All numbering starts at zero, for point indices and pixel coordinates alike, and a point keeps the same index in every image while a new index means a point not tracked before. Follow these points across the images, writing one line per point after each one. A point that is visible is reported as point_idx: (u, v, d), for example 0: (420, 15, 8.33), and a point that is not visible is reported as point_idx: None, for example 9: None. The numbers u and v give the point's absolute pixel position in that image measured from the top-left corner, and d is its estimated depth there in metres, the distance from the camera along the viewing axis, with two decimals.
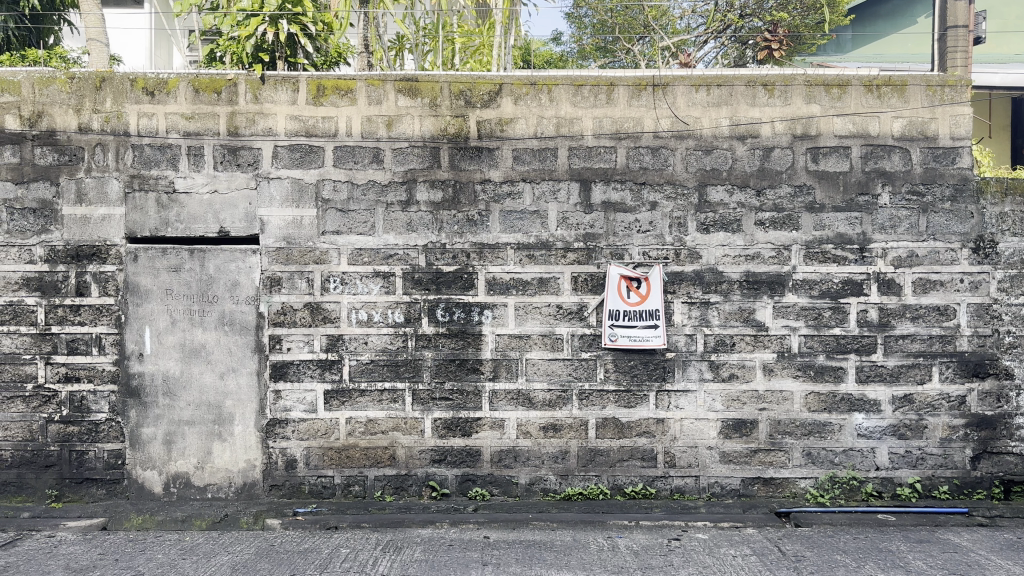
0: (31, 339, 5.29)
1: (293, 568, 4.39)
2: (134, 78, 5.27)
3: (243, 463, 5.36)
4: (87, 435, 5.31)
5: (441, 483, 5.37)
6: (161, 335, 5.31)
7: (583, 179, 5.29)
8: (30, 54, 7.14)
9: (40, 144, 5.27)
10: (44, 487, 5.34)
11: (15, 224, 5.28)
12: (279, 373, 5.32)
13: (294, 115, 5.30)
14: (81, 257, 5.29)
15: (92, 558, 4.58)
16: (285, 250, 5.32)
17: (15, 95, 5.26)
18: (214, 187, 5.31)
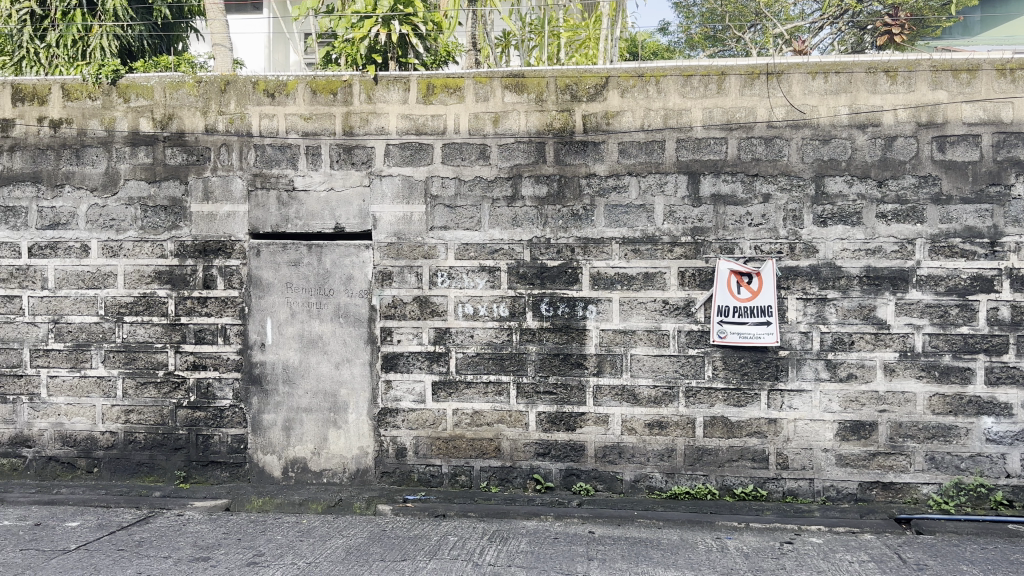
0: (162, 329, 5.62)
1: (403, 554, 4.51)
2: (256, 81, 5.51)
3: (356, 450, 5.55)
4: (213, 420, 5.61)
5: (545, 477, 5.39)
6: (281, 326, 5.54)
7: (692, 171, 5.19)
8: (164, 60, 7.59)
9: (171, 145, 5.59)
10: (173, 468, 5.67)
11: (149, 221, 5.62)
12: (390, 364, 5.47)
13: (405, 114, 5.43)
14: (208, 252, 5.59)
15: (217, 536, 4.84)
16: (396, 245, 5.46)
17: (148, 100, 5.61)
18: (330, 185, 5.51)
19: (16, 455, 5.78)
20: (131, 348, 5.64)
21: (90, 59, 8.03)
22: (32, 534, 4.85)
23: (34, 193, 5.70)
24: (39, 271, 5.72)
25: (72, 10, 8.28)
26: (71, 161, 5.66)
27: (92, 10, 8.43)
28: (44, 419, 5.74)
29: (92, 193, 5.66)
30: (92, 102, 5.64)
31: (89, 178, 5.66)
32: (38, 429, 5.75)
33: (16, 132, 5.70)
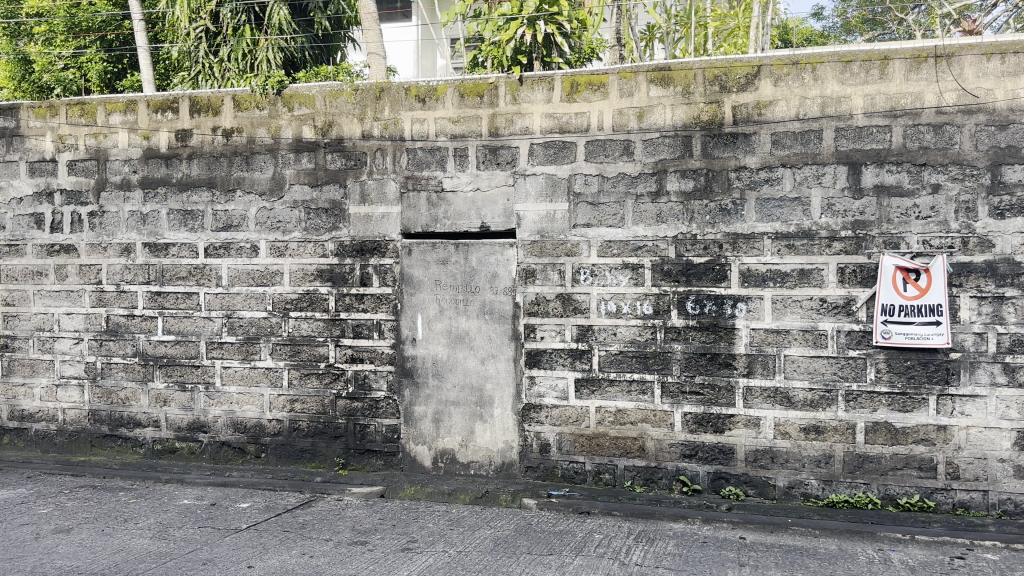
0: (323, 324, 5.95)
1: (550, 548, 4.56)
2: (408, 87, 5.74)
3: (502, 443, 5.65)
4: (369, 411, 5.89)
5: (692, 478, 5.29)
6: (431, 322, 5.74)
7: (851, 161, 4.95)
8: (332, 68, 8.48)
9: (331, 150, 5.92)
10: (333, 455, 5.99)
11: (311, 223, 5.97)
12: (534, 360, 5.55)
13: (549, 113, 5.49)
14: (364, 251, 5.86)
15: (374, 521, 5.08)
16: (539, 243, 5.52)
17: (310, 108, 5.96)
18: (477, 185, 5.64)
19: (193, 439, 6.29)
20: (295, 341, 6.01)
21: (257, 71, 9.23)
22: (209, 512, 5.27)
23: (210, 198, 6.18)
24: (214, 270, 6.20)
25: (241, 25, 9.50)
26: (242, 168, 6.10)
27: (260, 26, 9.65)
28: (219, 406, 6.21)
29: (260, 197, 6.08)
30: (260, 112, 6.07)
31: (257, 183, 6.08)
32: (213, 415, 6.23)
33: (194, 141, 6.21)
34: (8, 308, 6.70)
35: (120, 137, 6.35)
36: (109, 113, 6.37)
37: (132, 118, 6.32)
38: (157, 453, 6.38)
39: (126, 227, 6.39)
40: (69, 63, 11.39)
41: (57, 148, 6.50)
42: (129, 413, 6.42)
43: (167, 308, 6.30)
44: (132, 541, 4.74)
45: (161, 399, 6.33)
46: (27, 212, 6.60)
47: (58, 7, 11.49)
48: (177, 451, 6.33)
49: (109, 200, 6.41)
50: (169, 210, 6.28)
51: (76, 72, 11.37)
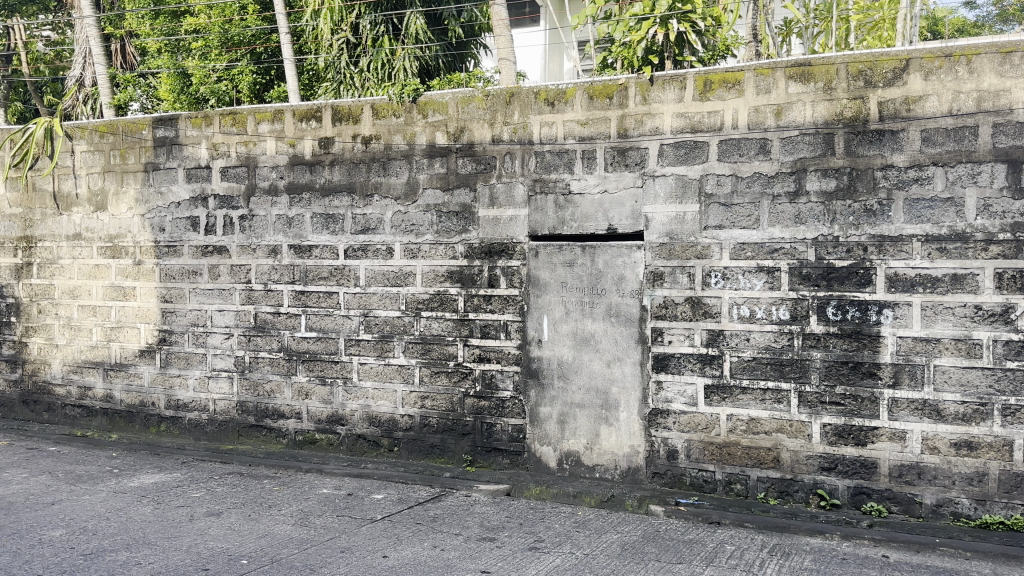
0: (453, 324, 6.09)
1: (679, 557, 4.48)
2: (538, 90, 5.80)
3: (628, 448, 5.59)
4: (496, 410, 5.97)
5: (831, 493, 5.06)
6: (557, 324, 5.76)
7: (1011, 159, 4.60)
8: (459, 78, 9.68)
9: (462, 155, 6.06)
10: (461, 452, 6.11)
11: (442, 226, 6.12)
12: (662, 364, 5.46)
13: (681, 112, 5.40)
14: (493, 253, 5.95)
15: (501, 519, 5.14)
16: (668, 245, 5.44)
17: (443, 114, 6.12)
18: (605, 187, 5.62)
19: (332, 431, 6.57)
20: (426, 340, 6.18)
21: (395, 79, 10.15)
22: (345, 502, 5.49)
23: (349, 202, 6.46)
24: (353, 271, 6.46)
25: (380, 37, 10.42)
26: (379, 173, 6.34)
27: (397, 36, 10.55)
28: (355, 401, 6.47)
29: (395, 201, 6.29)
30: (397, 119, 6.28)
31: (393, 187, 6.30)
32: (350, 409, 6.49)
33: (335, 148, 6.50)
34: (167, 305, 7.22)
35: (268, 145, 6.74)
36: (258, 123, 6.77)
37: (279, 127, 6.69)
38: (298, 444, 6.70)
39: (272, 230, 6.76)
40: (222, 76, 12.20)
41: (212, 155, 6.97)
42: (274, 405, 6.78)
43: (309, 306, 6.62)
44: (276, 526, 5.00)
45: (303, 392, 6.66)
46: (185, 215, 7.11)
47: (213, 23, 12.31)
48: (316, 442, 6.63)
49: (258, 204, 6.81)
50: (312, 213, 6.60)
51: (228, 85, 12.15)
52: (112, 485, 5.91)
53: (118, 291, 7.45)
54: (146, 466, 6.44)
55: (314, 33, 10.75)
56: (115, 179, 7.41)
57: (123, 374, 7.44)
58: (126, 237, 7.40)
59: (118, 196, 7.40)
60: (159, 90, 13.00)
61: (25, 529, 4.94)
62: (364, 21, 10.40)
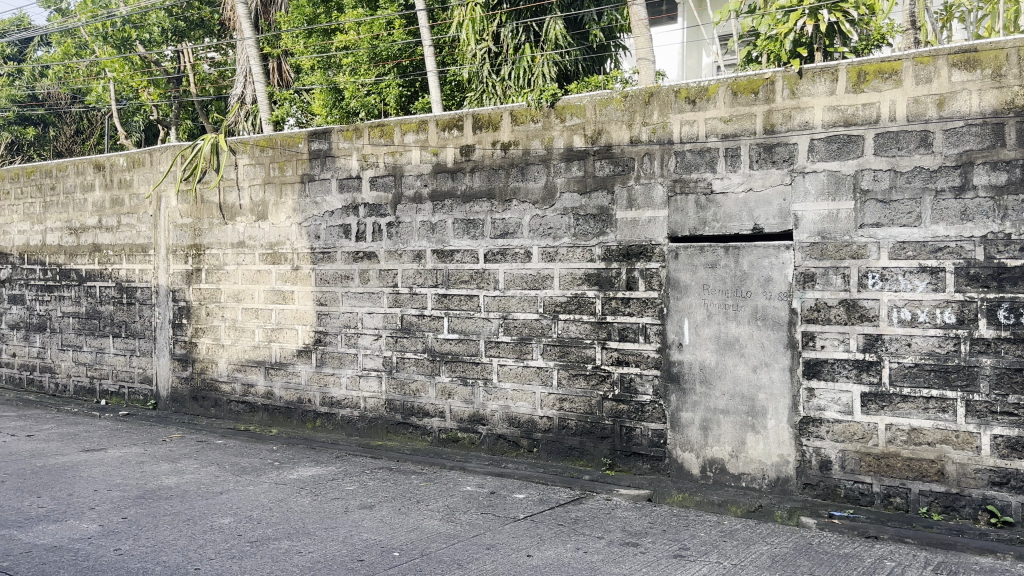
0: (590, 327, 6.08)
1: (835, 572, 4.27)
2: (678, 89, 5.71)
3: (776, 457, 5.38)
4: (635, 414, 5.91)
5: (1003, 509, 4.68)
6: (699, 327, 5.63)
7: None
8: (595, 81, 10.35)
9: (600, 157, 6.05)
10: (600, 455, 6.09)
11: (580, 228, 6.13)
12: (813, 371, 5.24)
13: (832, 106, 5.17)
14: (632, 255, 5.90)
15: (644, 524, 5.09)
16: (819, 245, 5.21)
17: (581, 117, 6.14)
18: (750, 185, 5.45)
19: (473, 431, 6.71)
20: (564, 343, 6.20)
21: (535, 83, 10.80)
22: (489, 500, 5.59)
23: (488, 207, 6.59)
24: (492, 274, 6.58)
25: (521, 45, 11.11)
26: (518, 178, 6.43)
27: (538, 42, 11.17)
28: (496, 401, 6.58)
29: (534, 206, 6.35)
30: (535, 125, 6.36)
31: (531, 192, 6.37)
32: (490, 410, 6.62)
33: (475, 155, 6.65)
34: (321, 307, 7.61)
35: (413, 154, 7.00)
36: (404, 134, 7.04)
37: (423, 137, 6.93)
38: (442, 442, 6.89)
39: (417, 235, 6.99)
40: (371, 90, 12.75)
41: (361, 166, 7.31)
42: (419, 404, 7.01)
43: (451, 309, 6.80)
44: (424, 521, 5.16)
45: (446, 392, 6.84)
46: (338, 223, 7.48)
47: (361, 40, 12.94)
48: (459, 441, 6.79)
49: (404, 212, 7.07)
50: (454, 219, 6.78)
51: (377, 98, 12.72)
52: (274, 477, 6.29)
53: (277, 294, 7.93)
54: (304, 460, 6.82)
55: (458, 45, 11.50)
56: (275, 190, 7.92)
57: (282, 372, 7.91)
58: (285, 244, 7.87)
59: (278, 207, 7.90)
60: (313, 106, 13.79)
61: (199, 516, 5.35)
62: (505, 29, 11.01)
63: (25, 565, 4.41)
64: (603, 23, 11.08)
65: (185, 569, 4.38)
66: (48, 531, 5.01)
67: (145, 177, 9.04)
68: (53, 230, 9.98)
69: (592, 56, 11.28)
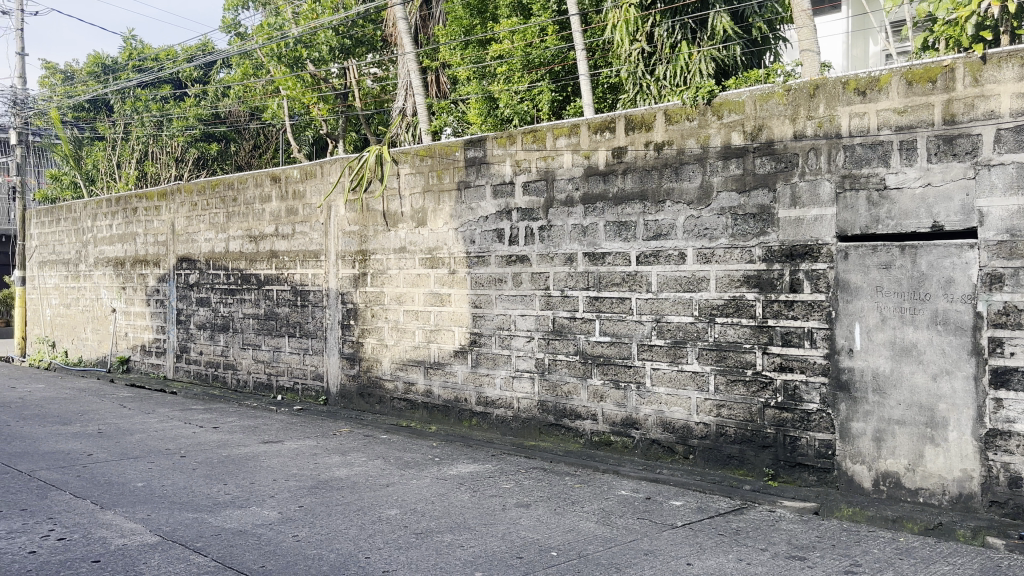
0: (750, 331, 5.90)
1: None
2: (846, 80, 5.46)
3: (959, 472, 5.01)
4: (800, 422, 5.68)
5: None
6: (871, 332, 5.34)
7: None
8: (753, 76, 10.25)
9: (760, 155, 5.87)
10: (762, 464, 5.89)
11: (739, 229, 5.97)
12: (1001, 380, 4.83)
13: (1022, 92, 4.76)
14: (795, 256, 5.68)
15: (811, 538, 4.88)
16: (1009, 244, 4.81)
17: (740, 114, 5.98)
18: (928, 180, 5.11)
19: (627, 435, 6.68)
20: (722, 347, 6.06)
21: (693, 80, 10.75)
22: (645, 506, 5.55)
23: (642, 209, 6.55)
24: (645, 276, 6.52)
25: (677, 43, 11.09)
26: (672, 178, 6.35)
27: (696, 38, 11.08)
28: (650, 406, 6.52)
29: (689, 206, 6.25)
30: (691, 123, 6.26)
31: (686, 192, 6.27)
32: (644, 414, 6.56)
33: (629, 157, 6.63)
34: (476, 310, 7.83)
35: (566, 158, 7.06)
36: (556, 138, 7.12)
37: (575, 140, 6.98)
38: (595, 445, 6.90)
39: (569, 238, 7.05)
40: (524, 96, 13.13)
41: (515, 171, 7.47)
42: (572, 405, 7.06)
43: (603, 311, 6.80)
44: (581, 523, 5.20)
45: (598, 395, 6.85)
46: (492, 227, 7.67)
47: (516, 48, 13.25)
48: (612, 445, 6.78)
49: (556, 215, 7.15)
50: (606, 222, 6.78)
51: (529, 104, 13.07)
52: (434, 472, 6.54)
53: (436, 297, 8.23)
54: (462, 457, 7.04)
55: (614, 46, 11.61)
56: (433, 198, 8.24)
57: (440, 372, 8.20)
58: (443, 249, 8.16)
59: (436, 213, 8.21)
60: (469, 114, 14.25)
61: (368, 507, 5.64)
62: (661, 29, 11.03)
63: (216, 546, 4.83)
64: (766, 17, 10.91)
65: (357, 556, 4.64)
66: (234, 516, 5.45)
67: (316, 188, 9.66)
68: (235, 238, 10.84)
69: (752, 50, 11.07)
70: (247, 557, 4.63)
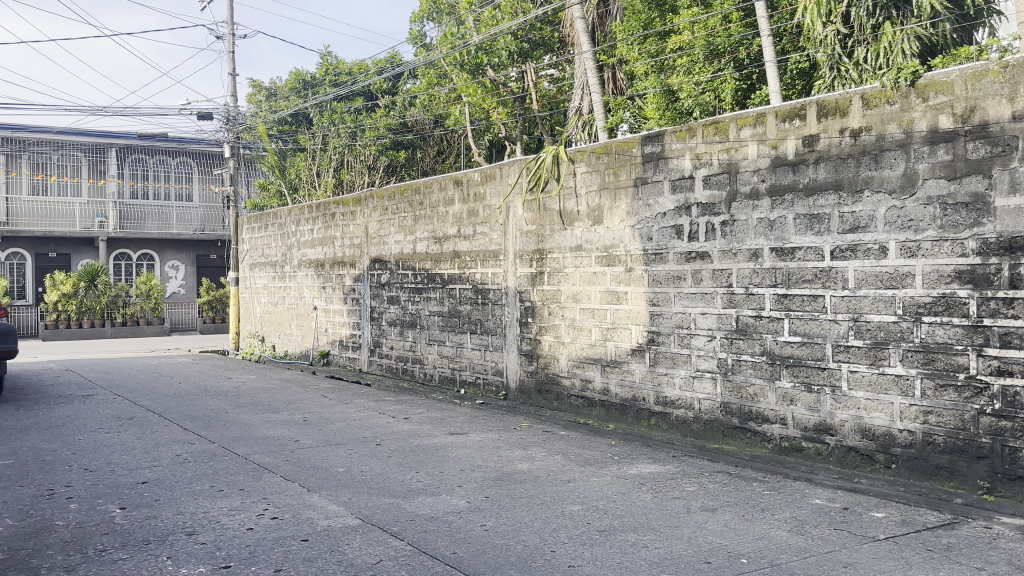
0: (962, 331, 5.41)
1: None
2: None
3: None
4: (1022, 432, 5.13)
5: None
6: None
7: None
8: (963, 52, 9.52)
9: (973, 138, 5.37)
10: (976, 477, 5.39)
11: (949, 219, 5.49)
12: None
13: None
14: (1015, 248, 5.14)
15: None
16: None
17: (949, 95, 5.50)
18: None
19: (820, 441, 6.34)
20: (930, 348, 5.59)
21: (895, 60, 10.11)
22: (842, 516, 5.24)
23: (836, 200, 6.19)
24: (840, 272, 6.15)
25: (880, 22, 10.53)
26: (871, 166, 5.96)
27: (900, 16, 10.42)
28: (846, 411, 6.15)
29: (891, 195, 5.84)
30: (891, 107, 5.83)
31: (887, 181, 5.86)
32: (839, 419, 6.20)
33: (821, 145, 6.29)
34: (655, 308, 7.72)
35: (751, 149, 6.81)
36: (740, 129, 6.89)
37: (761, 130, 6.71)
38: (785, 450, 6.60)
39: (754, 233, 6.79)
40: (706, 88, 12.91)
41: (695, 165, 7.29)
42: (758, 408, 6.80)
43: (793, 310, 6.49)
44: (772, 531, 4.99)
45: (788, 398, 6.56)
46: (670, 224, 7.54)
47: (698, 39, 13.02)
48: (804, 450, 6.46)
49: (740, 209, 6.91)
50: (796, 215, 6.47)
51: (711, 96, 12.83)
52: (615, 470, 6.52)
53: (613, 295, 8.20)
54: (642, 457, 6.97)
55: (806, 29, 11.19)
56: (610, 195, 8.23)
57: (617, 370, 8.17)
58: (620, 246, 8.11)
59: (613, 211, 8.19)
60: (647, 109, 14.12)
61: (550, 502, 5.72)
62: (858, 9, 10.58)
63: (410, 531, 5.08)
64: None
65: (542, 549, 4.72)
66: (426, 503, 5.71)
67: (495, 189, 9.93)
68: (421, 239, 11.36)
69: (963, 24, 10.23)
70: (439, 544, 4.83)
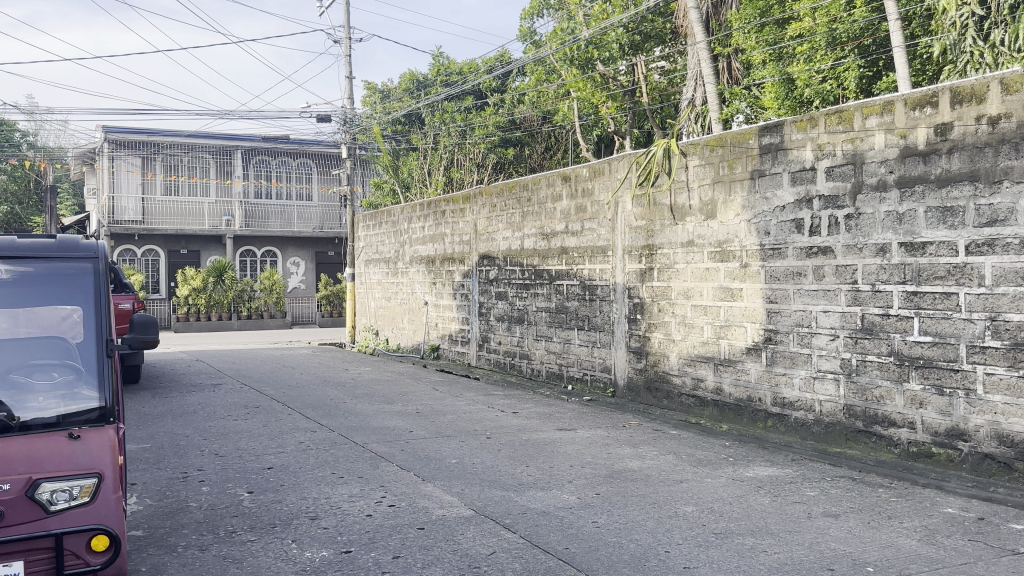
0: None
1: None
2: None
3: None
4: None
5: None
6: None
7: None
8: None
9: None
10: None
11: None
12: None
13: None
14: None
15: None
16: None
17: None
18: None
19: (952, 447, 5.99)
20: None
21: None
22: (978, 527, 4.94)
23: (972, 192, 5.83)
24: (976, 269, 5.79)
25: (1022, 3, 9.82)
26: (1011, 156, 5.59)
27: None
28: (981, 415, 5.79)
29: None
30: None
31: None
32: (974, 425, 5.84)
33: (955, 133, 5.94)
34: (772, 305, 7.50)
35: (878, 139, 6.50)
36: (866, 118, 6.59)
37: (889, 119, 6.39)
38: (913, 456, 6.28)
39: (881, 227, 6.49)
40: (827, 75, 12.63)
41: (817, 156, 7.03)
42: (884, 411, 6.49)
43: (923, 308, 6.16)
44: (900, 540, 4.76)
45: (917, 401, 6.23)
46: (790, 218, 7.31)
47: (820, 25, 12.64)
48: (934, 457, 6.12)
49: (865, 202, 6.61)
50: (927, 208, 6.14)
51: (834, 84, 12.54)
52: (730, 472, 6.38)
53: (727, 292, 8.01)
54: (758, 459, 6.78)
55: (940, 11, 10.71)
56: (724, 188, 8.04)
57: (731, 369, 7.98)
58: (734, 241, 7.92)
59: (727, 205, 8.00)
60: (762, 100, 13.72)
61: (664, 501, 5.66)
62: None
63: (523, 524, 5.14)
64: None
65: (656, 549, 4.67)
66: (537, 497, 5.75)
67: (604, 185, 9.88)
68: (530, 236, 11.43)
69: None
70: (551, 538, 4.87)
